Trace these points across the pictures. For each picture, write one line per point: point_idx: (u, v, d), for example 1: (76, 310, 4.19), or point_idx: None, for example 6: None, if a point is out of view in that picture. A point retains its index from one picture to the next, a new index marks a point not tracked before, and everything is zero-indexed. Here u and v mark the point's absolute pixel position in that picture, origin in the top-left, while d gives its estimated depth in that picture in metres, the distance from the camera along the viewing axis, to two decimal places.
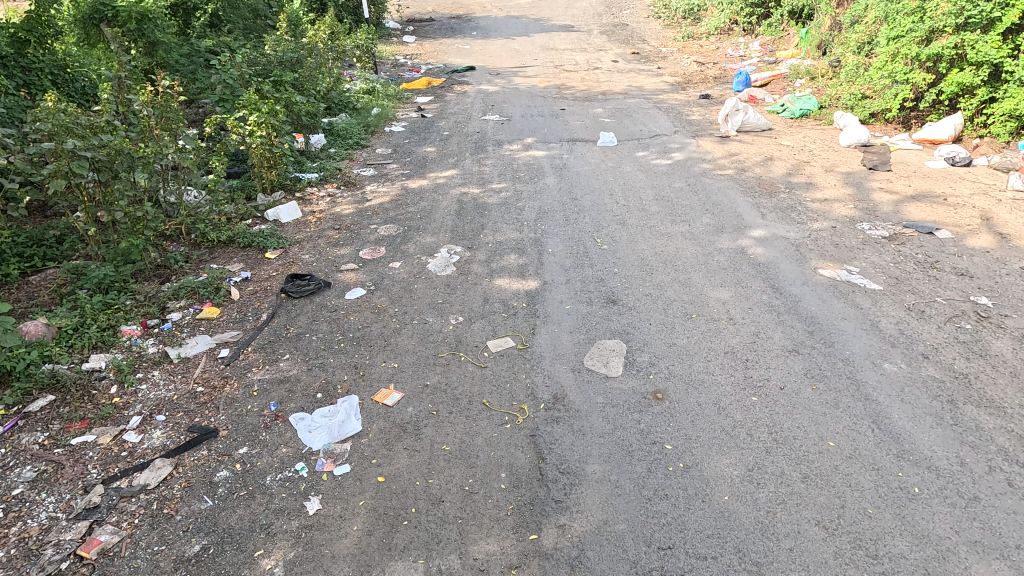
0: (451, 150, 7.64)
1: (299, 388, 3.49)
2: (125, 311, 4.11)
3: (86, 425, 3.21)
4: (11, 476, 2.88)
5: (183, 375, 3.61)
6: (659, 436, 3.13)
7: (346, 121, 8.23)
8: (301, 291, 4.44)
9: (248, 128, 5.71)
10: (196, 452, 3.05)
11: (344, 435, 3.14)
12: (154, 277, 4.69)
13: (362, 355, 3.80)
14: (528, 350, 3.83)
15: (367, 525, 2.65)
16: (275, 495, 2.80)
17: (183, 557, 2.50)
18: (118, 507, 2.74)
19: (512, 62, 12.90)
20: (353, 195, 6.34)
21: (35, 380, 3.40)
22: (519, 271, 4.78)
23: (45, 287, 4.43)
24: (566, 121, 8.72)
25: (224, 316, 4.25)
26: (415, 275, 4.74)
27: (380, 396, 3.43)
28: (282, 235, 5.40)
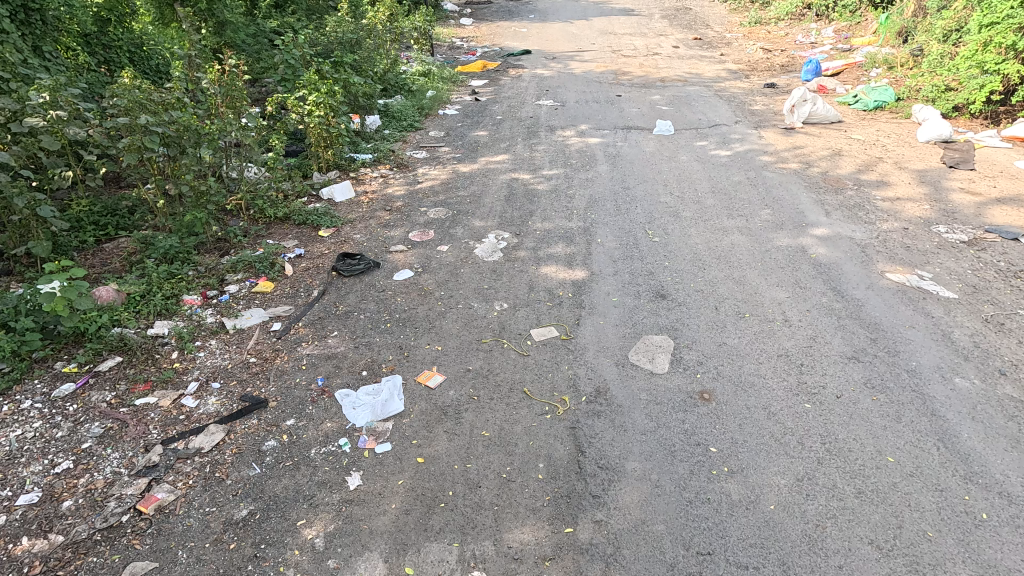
0: (504, 134, 7.59)
1: (345, 364, 3.58)
2: (187, 281, 4.31)
3: (148, 387, 3.40)
4: (80, 431, 3.08)
5: (238, 346, 3.76)
6: (703, 437, 3.03)
7: (401, 103, 8.28)
8: (352, 270, 4.53)
9: (307, 108, 5.90)
10: (247, 420, 3.17)
11: (386, 414, 3.20)
12: (215, 250, 4.89)
13: (408, 336, 3.85)
14: (572, 341, 3.79)
15: (405, 504, 2.70)
16: (319, 468, 2.89)
17: (231, 520, 2.62)
18: (174, 467, 2.89)
19: (570, 47, 12.68)
20: (405, 178, 6.41)
21: (105, 342, 3.61)
22: (567, 259, 4.72)
23: (117, 254, 4.69)
24: (622, 108, 8.51)
25: (278, 290, 4.39)
26: (463, 260, 4.76)
27: (423, 378, 3.47)
28: (335, 214, 5.53)
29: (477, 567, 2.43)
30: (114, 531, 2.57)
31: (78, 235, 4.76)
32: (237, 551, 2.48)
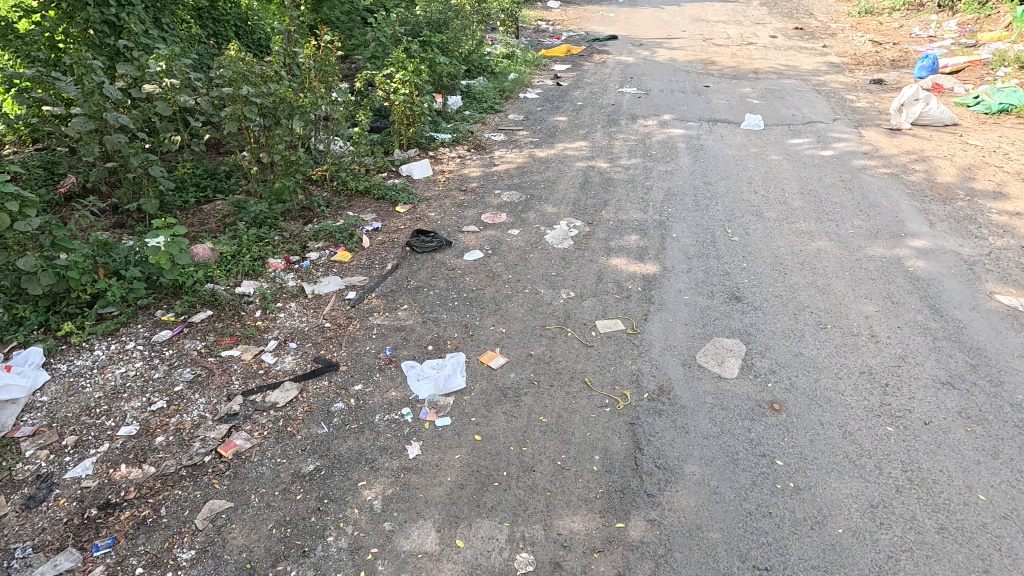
0: (583, 121, 7.48)
1: (412, 337, 3.69)
2: (273, 246, 4.57)
3: (233, 341, 3.65)
4: (174, 375, 3.36)
5: (315, 310, 3.96)
6: (769, 449, 2.90)
7: (483, 85, 8.32)
8: (424, 247, 4.64)
9: (393, 85, 6.06)
10: (319, 380, 3.35)
11: (448, 389, 3.28)
12: (299, 218, 5.15)
13: (473, 316, 3.91)
14: (638, 336, 3.71)
15: (460, 479, 2.76)
16: (381, 433, 3.01)
17: (299, 473, 2.78)
18: (252, 418, 3.10)
19: (658, 33, 12.25)
20: (482, 159, 6.46)
21: (199, 296, 3.91)
22: (638, 252, 4.62)
23: (213, 215, 5.04)
24: (709, 100, 8.16)
25: (354, 260, 4.57)
26: (533, 245, 4.76)
27: (486, 358, 3.52)
28: (412, 191, 5.67)
29: (526, 549, 2.46)
30: (197, 469, 2.79)
31: (182, 195, 5.15)
32: (303, 503, 2.64)
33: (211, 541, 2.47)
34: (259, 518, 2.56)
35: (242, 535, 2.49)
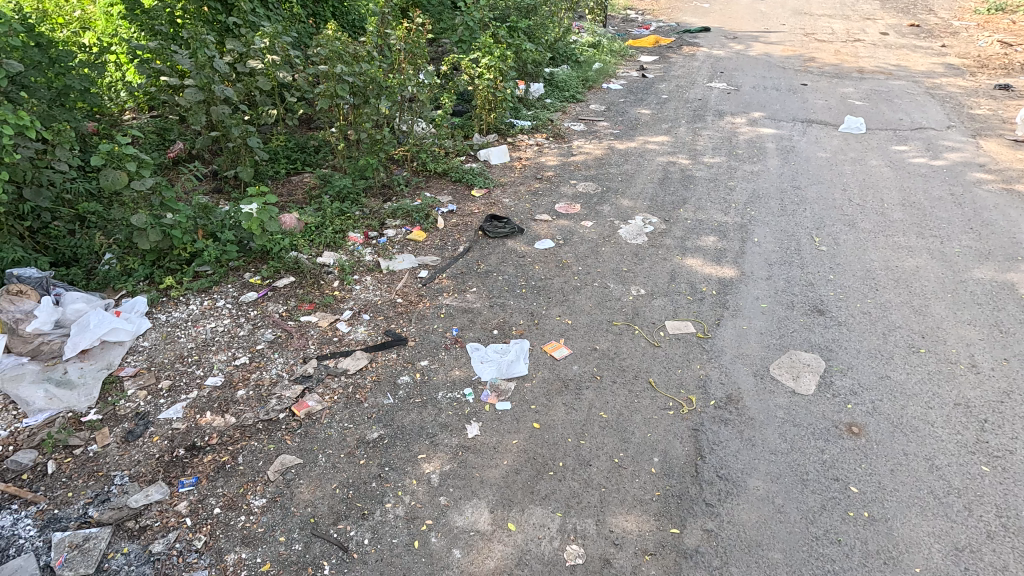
0: (668, 115, 7.25)
1: (479, 320, 3.75)
2: (354, 220, 4.76)
3: (312, 307, 3.84)
4: (257, 334, 3.59)
5: (388, 285, 4.09)
6: (843, 473, 2.73)
7: (566, 73, 8.23)
8: (497, 232, 4.68)
9: (479, 70, 6.11)
10: (388, 353, 3.47)
11: (510, 375, 3.31)
12: (379, 194, 5.33)
13: (540, 304, 3.91)
14: (708, 341, 3.58)
15: (516, 464, 2.79)
16: (443, 410, 3.08)
17: (364, 439, 2.90)
18: (324, 382, 3.26)
19: (755, 26, 11.63)
20: (559, 148, 6.41)
21: (283, 262, 4.14)
22: (716, 254, 4.45)
23: (301, 187, 5.31)
24: (806, 99, 7.68)
25: (428, 240, 4.68)
26: (606, 238, 4.68)
27: (550, 348, 3.52)
28: (488, 176, 5.72)
29: (576, 541, 2.46)
30: (272, 424, 2.98)
31: (274, 166, 5.45)
32: (366, 468, 2.75)
33: (280, 493, 2.63)
34: (325, 477, 2.70)
35: (308, 491, 2.64)
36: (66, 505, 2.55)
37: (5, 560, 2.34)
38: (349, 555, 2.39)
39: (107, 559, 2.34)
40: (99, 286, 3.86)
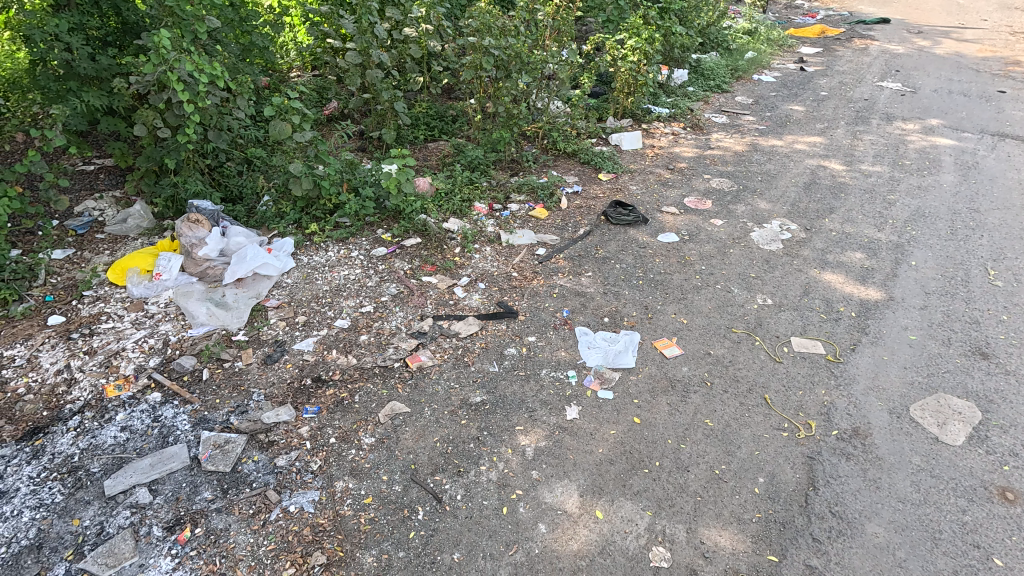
0: (824, 114, 6.60)
1: (590, 305, 3.72)
2: (481, 191, 4.90)
3: (433, 269, 4.03)
4: (382, 287, 3.85)
5: (506, 258, 4.18)
6: (986, 541, 2.39)
7: (714, 61, 7.76)
8: (620, 219, 4.58)
9: (623, 52, 5.92)
10: (498, 323, 3.56)
11: (616, 364, 3.26)
12: (508, 168, 5.42)
13: (656, 299, 3.79)
14: (839, 366, 3.27)
15: (611, 454, 2.76)
16: (545, 388, 3.12)
17: (467, 401, 3.02)
18: (436, 340, 3.42)
19: (947, 20, 10.15)
20: (696, 140, 6.10)
21: (413, 223, 4.37)
22: (861, 273, 4.02)
23: (435, 154, 5.54)
24: (1001, 109, 6.60)
25: (550, 219, 4.70)
26: (735, 239, 4.41)
27: (661, 344, 3.41)
28: (618, 161, 5.59)
29: (663, 544, 2.40)
30: (387, 371, 3.20)
31: (414, 131, 5.73)
32: (466, 428, 2.87)
33: (387, 436, 2.82)
34: (428, 430, 2.86)
35: (411, 439, 2.81)
36: (213, 409, 2.93)
37: (165, 446, 2.74)
38: (442, 506, 2.52)
39: (241, 462, 2.67)
40: (257, 224, 4.33)
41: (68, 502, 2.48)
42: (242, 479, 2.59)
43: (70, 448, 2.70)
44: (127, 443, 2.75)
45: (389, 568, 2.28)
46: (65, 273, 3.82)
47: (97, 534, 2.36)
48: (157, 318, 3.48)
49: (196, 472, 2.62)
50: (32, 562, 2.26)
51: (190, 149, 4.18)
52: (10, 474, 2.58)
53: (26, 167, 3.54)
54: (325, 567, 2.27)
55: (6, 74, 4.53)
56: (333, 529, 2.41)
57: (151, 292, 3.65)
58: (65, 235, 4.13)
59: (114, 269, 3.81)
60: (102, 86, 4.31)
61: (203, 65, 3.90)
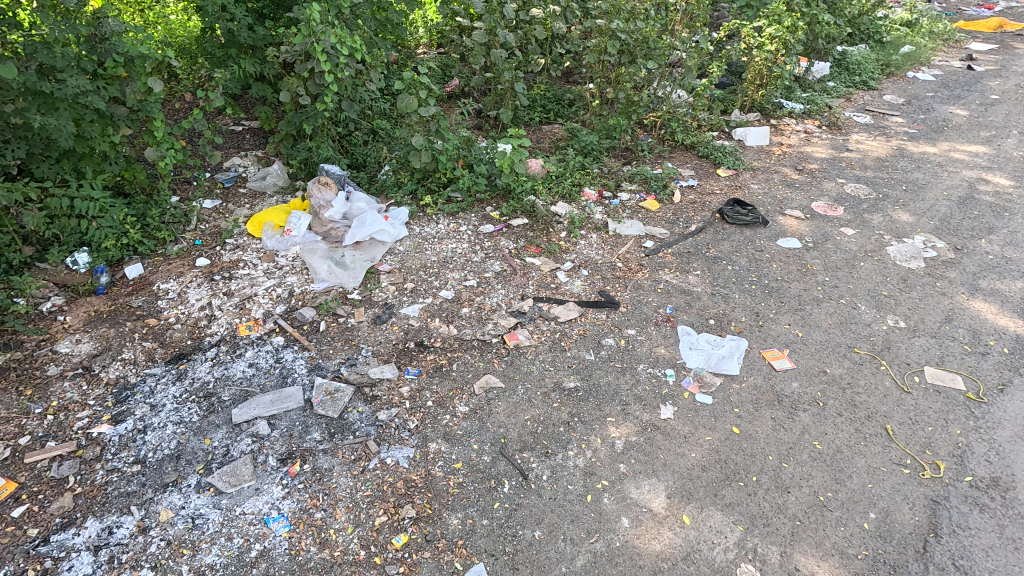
0: (992, 120, 5.79)
1: (696, 305, 3.57)
2: (592, 177, 4.83)
3: (537, 251, 4.05)
4: (486, 263, 3.93)
5: (612, 247, 4.11)
6: None
7: (862, 54, 7.04)
8: (737, 218, 4.33)
9: (760, 40, 5.53)
10: (598, 312, 3.52)
11: (719, 369, 3.11)
12: (621, 156, 5.29)
13: (769, 306, 3.56)
14: (980, 406, 2.90)
15: (704, 460, 2.66)
16: (640, 383, 3.05)
17: (560, 385, 3.03)
18: (535, 321, 3.45)
19: None
20: (832, 140, 5.59)
21: (521, 204, 4.41)
22: (1020, 305, 3.51)
23: (549, 137, 5.53)
24: None
25: (661, 212, 4.55)
26: (867, 252, 4.02)
27: (770, 355, 3.20)
28: (740, 157, 5.27)
29: (753, 563, 2.28)
30: (485, 345, 3.28)
31: (530, 113, 5.75)
32: (557, 412, 2.89)
33: (480, 407, 2.90)
34: (519, 407, 2.91)
35: (503, 414, 2.87)
36: (327, 359, 3.17)
37: (283, 385, 3.01)
38: (527, 483, 2.56)
39: (347, 411, 2.87)
40: (377, 192, 4.57)
41: (202, 422, 2.80)
42: (347, 426, 2.79)
43: (207, 375, 3.05)
44: (253, 378, 3.05)
45: (472, 533, 2.37)
46: (212, 221, 4.27)
47: (223, 454, 2.65)
48: (284, 269, 3.80)
49: (308, 413, 2.85)
50: (171, 469, 2.58)
51: (325, 116, 4.48)
52: (159, 390, 2.96)
53: (190, 124, 3.97)
54: (414, 521, 2.40)
55: (179, 40, 5.09)
56: (424, 486, 2.53)
57: (281, 245, 3.99)
58: (215, 186, 4.60)
59: (253, 221, 4.20)
60: (256, 54, 4.72)
61: (345, 38, 4.14)
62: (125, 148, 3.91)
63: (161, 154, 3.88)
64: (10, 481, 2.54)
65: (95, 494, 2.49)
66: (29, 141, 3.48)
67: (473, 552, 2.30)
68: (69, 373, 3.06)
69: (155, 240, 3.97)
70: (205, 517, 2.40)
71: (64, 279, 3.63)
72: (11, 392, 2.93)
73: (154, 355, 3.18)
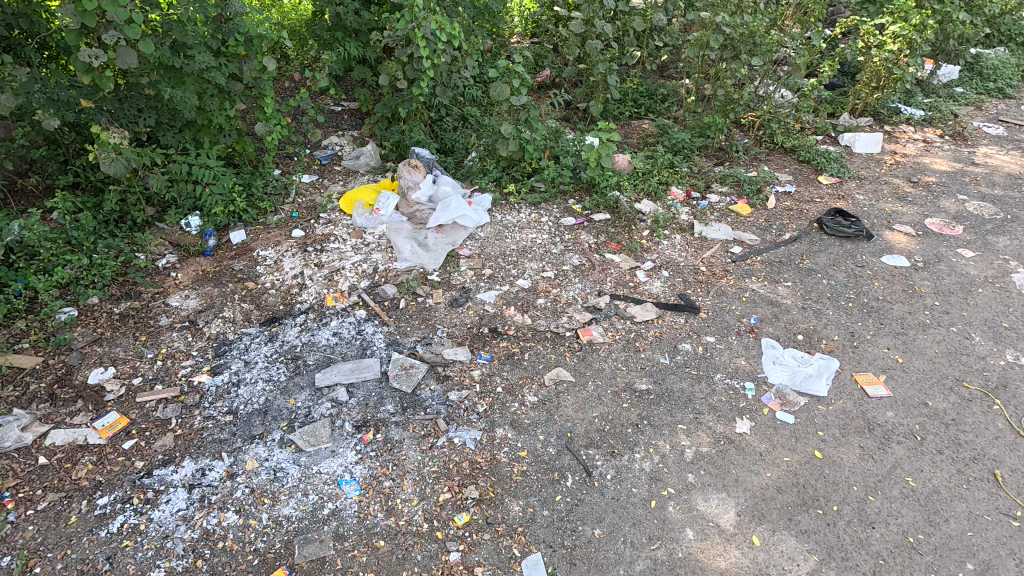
0: None
1: (784, 318, 3.37)
2: (681, 175, 4.66)
3: (618, 248, 3.98)
4: (565, 256, 3.91)
5: (696, 250, 3.96)
6: None
7: (1000, 58, 6.36)
8: (838, 230, 4.04)
9: (881, 39, 5.09)
10: (677, 316, 3.41)
11: (804, 389, 2.93)
12: (713, 155, 5.08)
13: (866, 327, 3.31)
14: None
15: (781, 482, 2.52)
16: (716, 393, 2.93)
17: (632, 386, 2.97)
18: (610, 319, 3.40)
19: None
20: (955, 152, 5.09)
21: (605, 198, 4.35)
22: None
23: (637, 132, 5.39)
24: None
25: (752, 217, 4.33)
26: (987, 278, 3.64)
27: (864, 379, 2.98)
28: (846, 164, 4.91)
29: None
30: (558, 338, 3.27)
31: (621, 107, 5.62)
32: (627, 412, 2.83)
33: (549, 399, 2.91)
34: (588, 403, 2.88)
35: (571, 408, 2.86)
36: (404, 335, 3.28)
37: (363, 356, 3.15)
38: (591, 480, 2.54)
39: (420, 387, 2.96)
40: (462, 177, 4.65)
41: (288, 382, 2.99)
42: (419, 402, 2.88)
43: (295, 339, 3.24)
44: (336, 346, 3.21)
45: (533, 522, 2.38)
46: (308, 195, 4.52)
47: (305, 415, 2.82)
48: (371, 246, 3.96)
49: (383, 385, 2.97)
50: (259, 423, 2.78)
51: (420, 101, 4.60)
52: (253, 349, 3.19)
53: (296, 102, 4.20)
54: (477, 502, 2.44)
55: (290, 23, 5.38)
56: (488, 470, 2.57)
57: (370, 223, 4.15)
58: (313, 162, 4.86)
59: (345, 198, 4.41)
60: (360, 38, 4.92)
61: (445, 25, 4.22)
62: (238, 122, 4.20)
63: (269, 129, 4.14)
64: (123, 416, 2.82)
65: (193, 437, 2.72)
66: (159, 111, 3.82)
67: (532, 541, 2.32)
68: (177, 325, 3.35)
69: (257, 210, 4.25)
70: (285, 471, 2.56)
71: (177, 240, 3.97)
72: (129, 337, 3.25)
73: (250, 316, 3.42)
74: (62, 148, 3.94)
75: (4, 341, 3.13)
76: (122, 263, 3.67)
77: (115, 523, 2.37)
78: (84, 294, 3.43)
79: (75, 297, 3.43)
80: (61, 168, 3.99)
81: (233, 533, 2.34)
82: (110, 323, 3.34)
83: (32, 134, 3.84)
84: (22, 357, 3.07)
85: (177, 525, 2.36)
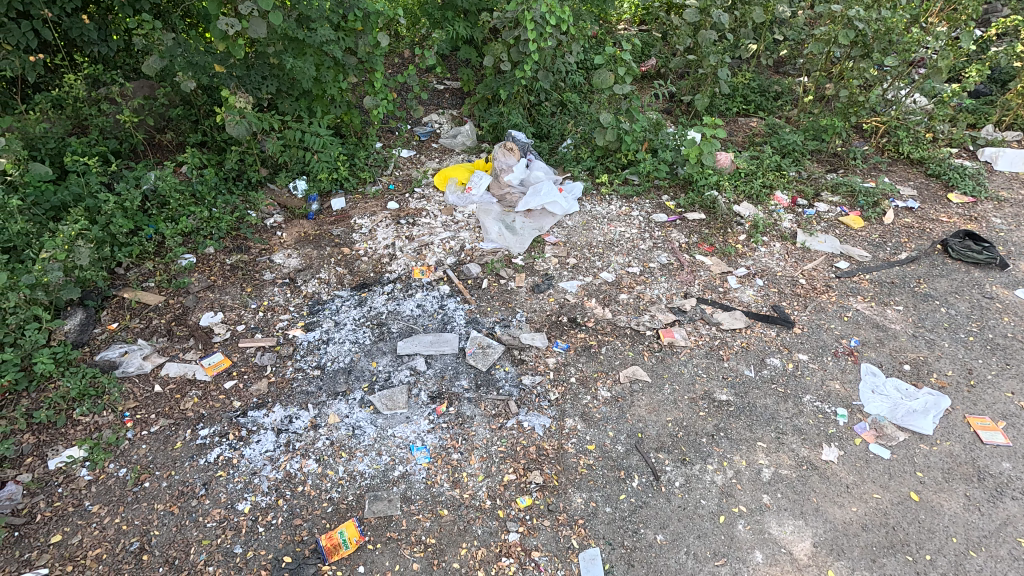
0: None
1: (890, 344, 3.10)
2: (787, 180, 4.37)
3: (710, 250, 3.81)
4: (653, 253, 3.80)
5: (797, 261, 3.71)
6: None
7: None
8: (965, 255, 3.65)
9: None
10: (767, 328, 3.23)
11: (905, 424, 2.68)
12: (826, 161, 4.71)
13: (987, 366, 2.97)
14: None
15: (867, 520, 2.34)
16: (803, 415, 2.75)
17: (711, 395, 2.85)
18: (694, 323, 3.27)
19: None
20: None
21: (701, 198, 4.17)
22: None
23: (743, 130, 5.09)
24: None
25: (865, 231, 3.98)
26: None
27: (978, 423, 2.69)
28: (984, 182, 4.38)
29: None
30: (638, 335, 3.20)
31: (728, 103, 5.33)
32: (703, 421, 2.73)
33: (622, 397, 2.85)
34: (662, 406, 2.80)
35: (644, 409, 2.79)
36: (484, 315, 3.34)
37: (443, 330, 3.24)
38: (658, 485, 2.48)
39: (494, 367, 3.00)
40: (555, 163, 4.62)
41: (373, 346, 3.14)
42: (492, 382, 2.93)
43: (382, 306, 3.39)
44: (419, 317, 3.33)
45: (594, 517, 2.37)
46: (405, 169, 4.67)
47: (385, 379, 2.95)
48: (460, 224, 4.04)
49: (460, 361, 3.04)
50: (343, 381, 2.94)
51: (522, 84, 4.59)
52: (343, 311, 3.37)
53: (403, 79, 4.32)
54: (540, 488, 2.46)
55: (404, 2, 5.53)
56: (555, 458, 2.58)
57: (461, 202, 4.23)
58: (412, 138, 5.01)
59: (439, 175, 4.52)
60: (468, 18, 4.97)
61: (555, 8, 4.16)
62: (349, 94, 4.40)
63: (376, 103, 4.30)
64: (226, 358, 3.08)
65: (284, 386, 2.93)
66: (280, 79, 4.07)
67: (591, 535, 2.31)
68: (278, 281, 3.60)
69: (358, 179, 4.45)
70: (363, 430, 2.70)
71: (285, 202, 4.24)
72: (236, 287, 3.54)
73: (343, 280, 3.61)
74: (195, 109, 4.31)
75: (135, 279, 3.51)
76: (236, 219, 3.98)
77: (212, 454, 2.61)
78: (202, 244, 3.76)
79: (194, 246, 3.77)
80: (192, 127, 4.37)
81: (312, 479, 2.51)
82: (222, 272, 3.64)
83: (172, 95, 4.24)
84: (148, 294, 3.42)
85: (264, 464, 2.56)
